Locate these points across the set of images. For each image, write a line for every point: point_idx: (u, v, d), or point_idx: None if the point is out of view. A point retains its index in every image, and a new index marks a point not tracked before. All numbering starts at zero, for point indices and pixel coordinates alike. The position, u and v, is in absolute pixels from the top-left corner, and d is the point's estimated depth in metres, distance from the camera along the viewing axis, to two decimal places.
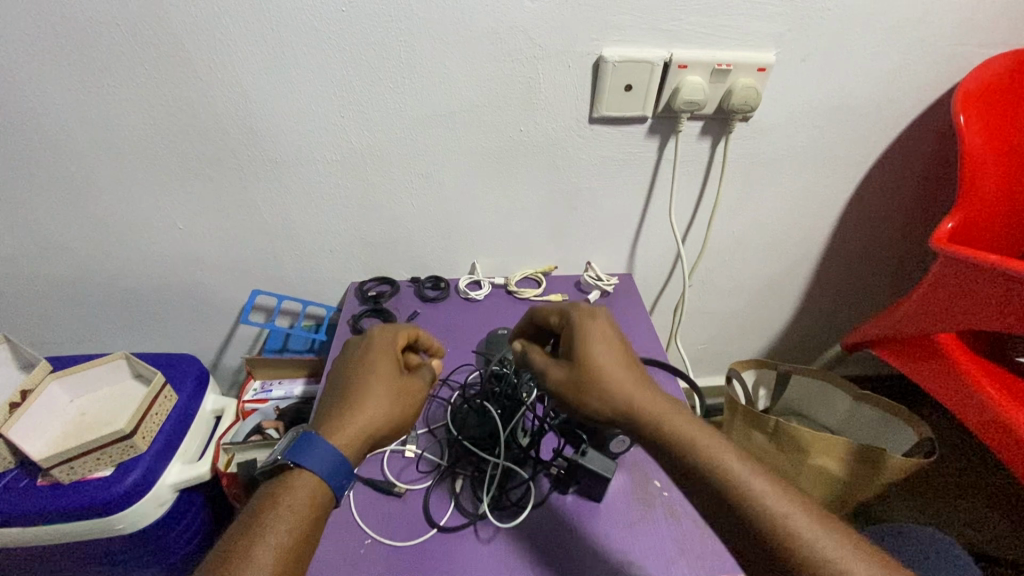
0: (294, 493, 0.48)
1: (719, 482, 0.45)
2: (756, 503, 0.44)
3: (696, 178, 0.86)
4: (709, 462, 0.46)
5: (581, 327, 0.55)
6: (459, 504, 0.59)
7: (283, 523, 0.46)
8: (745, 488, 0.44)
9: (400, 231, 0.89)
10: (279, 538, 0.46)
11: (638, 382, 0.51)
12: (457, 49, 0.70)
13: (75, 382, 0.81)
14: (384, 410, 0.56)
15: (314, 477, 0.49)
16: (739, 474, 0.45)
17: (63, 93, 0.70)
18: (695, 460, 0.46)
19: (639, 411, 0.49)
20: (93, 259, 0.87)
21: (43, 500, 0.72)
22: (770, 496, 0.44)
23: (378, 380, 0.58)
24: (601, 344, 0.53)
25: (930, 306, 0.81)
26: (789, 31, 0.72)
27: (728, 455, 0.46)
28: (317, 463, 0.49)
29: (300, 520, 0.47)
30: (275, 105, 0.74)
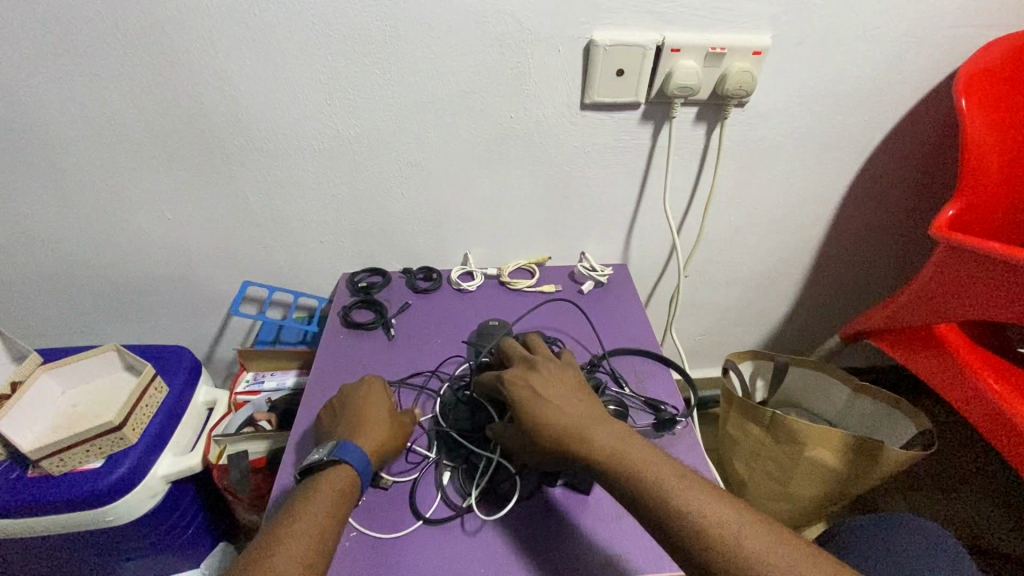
0: (339, 479, 0.53)
1: (663, 527, 0.46)
2: (699, 545, 0.44)
3: (691, 165, 0.85)
4: (653, 507, 0.46)
5: (517, 389, 0.57)
6: (446, 496, 0.58)
7: (332, 499, 0.51)
8: (688, 529, 0.45)
9: (390, 221, 0.88)
10: (329, 509, 0.50)
11: (586, 424, 0.53)
12: (444, 33, 0.69)
13: (65, 374, 0.80)
14: (396, 442, 0.60)
15: (354, 471, 0.54)
16: (681, 515, 0.45)
17: (45, 82, 0.69)
18: (640, 504, 0.47)
19: (581, 445, 0.51)
20: (82, 251, 0.87)
21: (33, 491, 0.72)
22: (714, 536, 0.44)
23: (385, 414, 0.61)
24: (540, 399, 0.55)
25: (930, 296, 0.79)
26: (785, 13, 0.70)
27: (670, 497, 0.46)
28: (355, 460, 0.55)
29: (345, 499, 0.52)
30: (260, 92, 0.73)
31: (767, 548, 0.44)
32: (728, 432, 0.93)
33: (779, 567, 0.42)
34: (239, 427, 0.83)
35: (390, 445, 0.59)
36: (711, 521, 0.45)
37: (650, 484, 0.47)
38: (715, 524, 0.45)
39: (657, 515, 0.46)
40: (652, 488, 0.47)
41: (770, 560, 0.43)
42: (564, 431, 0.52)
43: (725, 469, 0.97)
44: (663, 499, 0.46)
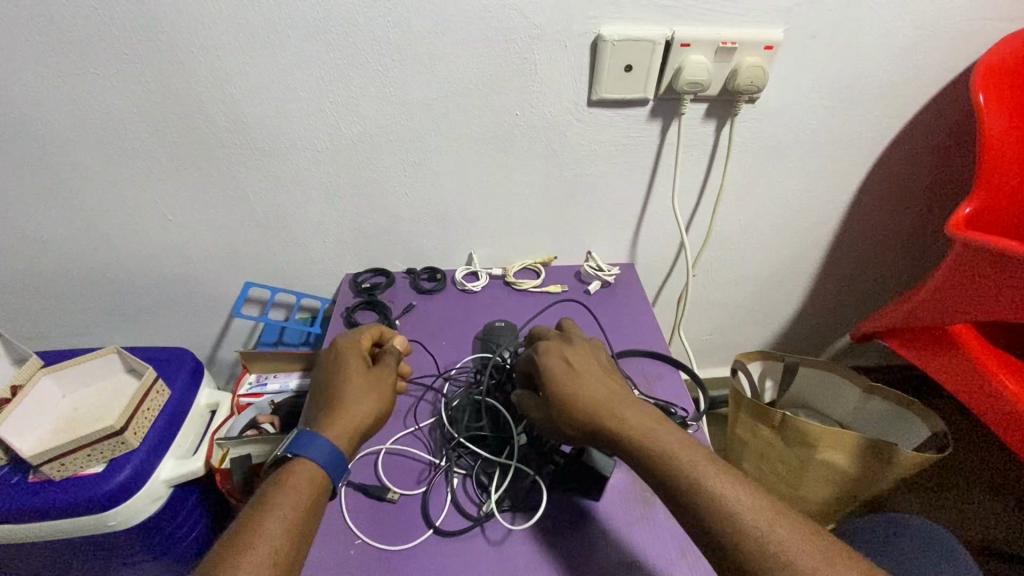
0: (297, 473, 0.49)
1: (693, 510, 0.44)
2: (732, 530, 0.43)
3: (700, 163, 0.83)
4: (682, 487, 0.45)
5: (548, 363, 0.56)
6: (457, 503, 0.57)
7: (288, 496, 0.48)
8: (721, 514, 0.43)
9: (394, 221, 0.86)
10: (284, 508, 0.47)
11: (614, 402, 0.52)
12: (448, 29, 0.67)
13: (66, 378, 0.80)
14: (366, 414, 0.56)
15: (313, 465, 0.50)
16: (713, 498, 0.44)
17: (41, 81, 0.68)
18: (669, 485, 0.46)
19: (608, 423, 0.50)
20: (82, 252, 0.86)
21: (35, 496, 0.71)
22: (747, 522, 0.43)
23: (355, 387, 0.57)
24: (570, 374, 0.54)
25: (945, 297, 0.78)
26: (797, 7, 0.68)
27: (703, 479, 0.45)
28: (313, 453, 0.50)
29: (306, 493, 0.48)
30: (260, 90, 0.71)
31: (803, 540, 0.42)
32: (737, 434, 0.91)
33: (813, 557, 0.41)
34: (242, 430, 0.82)
35: (359, 420, 0.55)
36: (745, 506, 0.43)
37: (681, 465, 0.46)
38: (748, 510, 0.43)
39: (687, 497, 0.45)
40: (682, 470, 0.46)
41: (805, 549, 0.41)
42: (592, 405, 0.51)
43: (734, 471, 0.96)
44: (695, 481, 0.45)
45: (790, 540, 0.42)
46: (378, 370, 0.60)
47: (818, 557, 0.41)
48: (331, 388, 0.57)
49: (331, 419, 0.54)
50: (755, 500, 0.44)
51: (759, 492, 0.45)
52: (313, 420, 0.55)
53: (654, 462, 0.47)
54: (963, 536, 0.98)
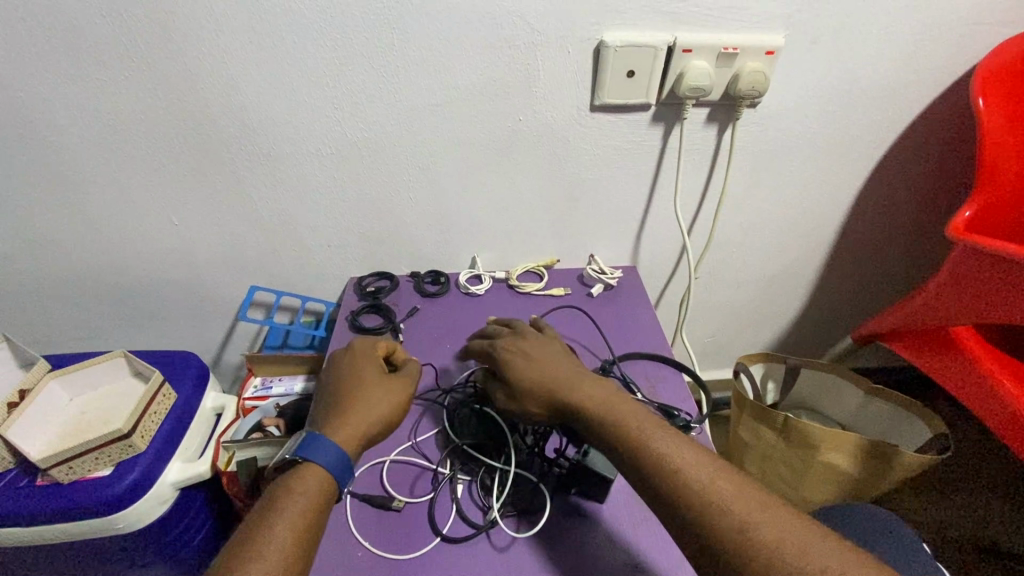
0: (303, 480, 0.49)
1: (643, 475, 0.48)
2: (678, 489, 0.46)
3: (702, 167, 0.84)
4: (630, 453, 0.50)
5: (506, 352, 0.61)
6: (464, 512, 0.57)
7: (293, 502, 0.48)
8: (668, 475, 0.47)
9: (397, 225, 0.87)
10: (290, 513, 0.47)
11: (569, 381, 0.56)
12: (453, 36, 0.68)
13: (73, 382, 0.80)
14: (372, 424, 0.56)
15: (322, 470, 0.50)
16: (659, 461, 0.48)
17: (50, 87, 0.68)
18: (622, 452, 0.50)
19: (562, 401, 0.55)
20: (89, 256, 0.87)
21: (42, 500, 0.72)
22: (688, 478, 0.46)
23: (368, 393, 0.58)
24: (529, 361, 0.59)
25: (946, 300, 0.78)
26: (797, 13, 0.69)
27: (648, 443, 0.49)
28: (323, 459, 0.51)
29: (312, 498, 0.49)
30: (266, 96, 0.72)
31: (739, 489, 0.46)
32: (739, 436, 0.92)
33: (752, 506, 0.44)
34: (247, 432, 0.82)
35: (368, 426, 0.55)
36: (686, 465, 0.47)
37: (631, 435, 0.50)
38: (689, 467, 0.47)
39: (637, 463, 0.49)
40: (632, 440, 0.50)
41: (745, 500, 0.45)
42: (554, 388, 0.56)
43: None
44: (643, 447, 0.49)
45: (731, 492, 0.45)
46: (389, 379, 0.61)
47: (753, 505, 0.44)
48: (344, 392, 0.58)
49: (341, 424, 0.54)
50: (699, 461, 0.48)
51: (702, 453, 0.49)
52: (320, 424, 0.55)
53: (609, 434, 0.51)
54: (965, 536, 0.99)
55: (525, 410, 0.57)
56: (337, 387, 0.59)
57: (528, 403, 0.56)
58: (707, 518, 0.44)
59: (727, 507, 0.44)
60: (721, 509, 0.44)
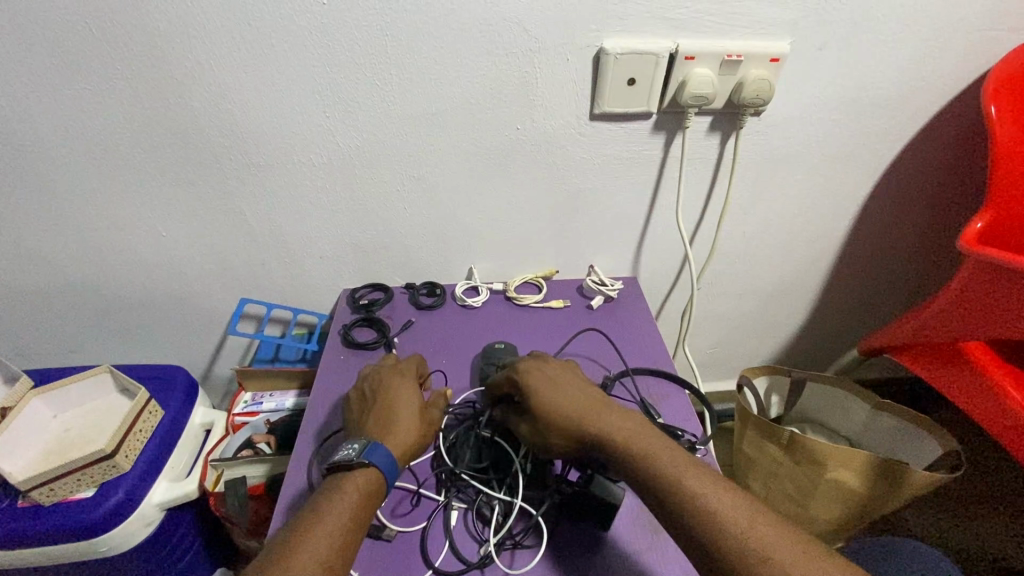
0: (364, 488, 0.51)
1: (678, 515, 0.46)
2: (714, 530, 0.44)
3: (705, 176, 0.82)
4: (665, 490, 0.47)
5: (528, 377, 0.58)
6: (457, 545, 0.54)
7: (354, 507, 0.50)
8: (704, 515, 0.45)
9: (392, 235, 0.85)
10: (352, 516, 0.49)
11: (598, 412, 0.54)
12: (448, 43, 0.66)
13: (57, 398, 0.78)
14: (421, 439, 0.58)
15: (380, 476, 0.53)
16: (695, 501, 0.46)
17: (31, 96, 0.66)
18: (657, 488, 0.48)
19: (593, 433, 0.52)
20: (75, 269, 0.84)
21: (22, 523, 0.69)
22: (726, 519, 0.44)
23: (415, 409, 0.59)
24: (553, 389, 0.56)
25: (956, 314, 0.76)
26: (803, 19, 0.67)
27: (682, 480, 0.47)
28: (385, 474, 0.53)
29: (369, 507, 0.51)
30: (256, 105, 0.69)
31: (778, 531, 0.44)
32: (743, 451, 0.90)
33: (792, 552, 0.42)
34: (236, 450, 0.79)
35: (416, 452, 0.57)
36: (724, 506, 0.45)
37: (665, 472, 0.48)
38: (727, 508, 0.45)
39: (672, 503, 0.47)
40: (666, 478, 0.48)
41: (783, 545, 0.43)
42: (581, 420, 0.53)
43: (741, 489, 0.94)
44: (679, 485, 0.47)
45: (771, 536, 0.43)
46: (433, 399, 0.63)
47: (794, 550, 0.43)
48: (400, 409, 0.59)
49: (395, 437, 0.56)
50: (736, 500, 0.46)
51: (739, 492, 0.47)
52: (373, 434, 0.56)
53: (641, 470, 0.49)
54: (975, 553, 0.97)
55: (550, 443, 0.54)
56: (390, 402, 0.60)
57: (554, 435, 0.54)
58: (746, 565, 0.42)
59: (767, 550, 0.42)
60: (760, 556, 0.42)
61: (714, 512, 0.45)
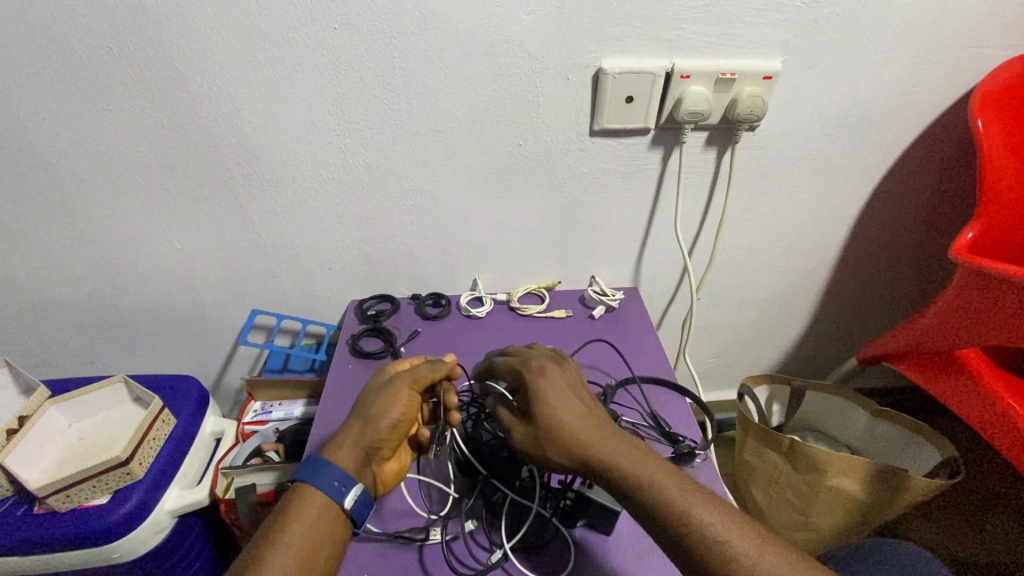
0: (313, 492, 0.50)
1: (682, 546, 0.46)
2: (720, 563, 0.44)
3: (703, 189, 0.84)
4: (671, 518, 0.46)
5: (540, 386, 0.55)
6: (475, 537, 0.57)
7: (300, 511, 0.49)
8: (708, 544, 0.45)
9: (398, 247, 0.87)
10: (290, 534, 0.47)
11: (602, 432, 0.52)
12: (453, 63, 0.69)
13: (73, 408, 0.80)
14: (365, 429, 0.55)
15: (312, 488, 0.51)
16: (703, 531, 0.45)
17: (55, 116, 0.69)
18: (663, 515, 0.47)
19: (595, 454, 0.51)
20: (90, 280, 0.87)
21: (39, 529, 0.71)
22: (734, 552, 0.45)
23: (366, 407, 0.57)
24: (561, 406, 0.53)
25: (948, 320, 0.78)
26: (795, 38, 0.69)
27: (693, 511, 0.46)
28: (319, 478, 0.51)
29: (313, 519, 0.49)
30: (269, 124, 0.73)
31: (782, 558, 0.45)
32: (746, 459, 0.91)
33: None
34: (246, 458, 0.81)
35: (369, 428, 0.55)
36: (732, 534, 0.45)
37: (675, 500, 0.47)
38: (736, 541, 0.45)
39: (678, 533, 0.46)
40: (674, 508, 0.47)
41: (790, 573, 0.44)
42: (589, 440, 0.51)
43: (743, 497, 0.95)
44: (689, 515, 0.46)
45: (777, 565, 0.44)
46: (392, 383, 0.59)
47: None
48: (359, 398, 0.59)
49: (336, 441, 0.55)
50: (743, 529, 0.46)
51: (744, 518, 0.47)
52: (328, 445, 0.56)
53: (650, 496, 0.48)
54: (979, 560, 0.97)
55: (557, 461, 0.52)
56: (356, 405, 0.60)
57: (564, 453, 0.52)
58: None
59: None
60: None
61: (721, 544, 0.45)
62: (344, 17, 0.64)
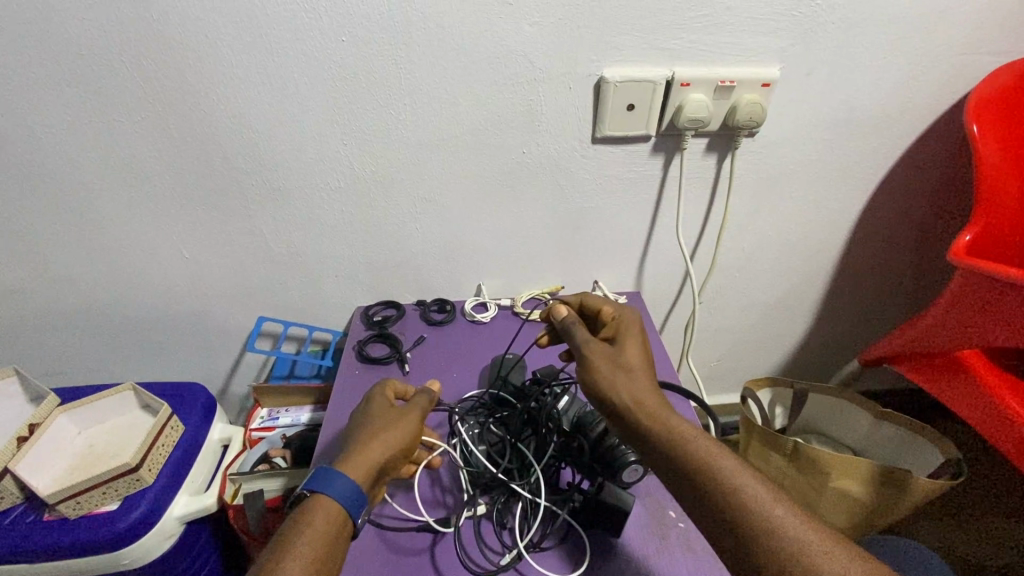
0: (331, 505, 0.50)
1: (722, 505, 0.44)
2: (760, 524, 0.42)
3: (703, 195, 0.85)
4: (716, 468, 0.46)
5: (634, 333, 0.57)
6: (486, 537, 0.58)
7: (313, 530, 0.47)
8: (748, 510, 0.43)
9: (404, 254, 0.88)
10: (306, 547, 0.46)
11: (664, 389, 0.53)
12: (457, 74, 0.70)
13: (83, 415, 0.81)
14: (382, 449, 0.55)
15: (330, 500, 0.50)
16: (747, 488, 0.44)
17: (67, 127, 0.71)
18: (709, 465, 0.46)
19: (659, 397, 0.51)
20: (100, 289, 0.88)
21: (49, 535, 0.72)
22: (777, 513, 0.43)
23: (378, 428, 0.57)
24: (645, 356, 0.55)
25: (949, 321, 0.78)
26: (792, 46, 0.71)
27: (739, 471, 0.45)
28: (336, 490, 0.50)
29: (328, 534, 0.48)
30: (277, 134, 0.74)
31: (828, 540, 0.42)
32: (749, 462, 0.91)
33: (839, 558, 0.41)
34: (253, 464, 0.82)
35: (385, 448, 0.55)
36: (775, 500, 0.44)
37: (725, 458, 0.46)
38: (782, 510, 0.43)
39: (722, 490, 0.44)
40: (722, 466, 0.46)
41: (832, 550, 0.41)
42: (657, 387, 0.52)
43: None
44: (739, 476, 0.45)
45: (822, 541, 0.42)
46: (399, 411, 0.60)
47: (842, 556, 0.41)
48: (361, 421, 0.59)
49: (350, 455, 0.54)
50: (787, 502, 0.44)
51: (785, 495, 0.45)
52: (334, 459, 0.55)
53: (702, 449, 0.47)
54: (987, 563, 0.97)
55: (622, 388, 0.51)
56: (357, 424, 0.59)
57: (630, 385, 0.52)
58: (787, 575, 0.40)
59: (816, 564, 0.40)
60: (812, 554, 0.41)
61: (763, 506, 0.43)
62: (352, 29, 0.66)
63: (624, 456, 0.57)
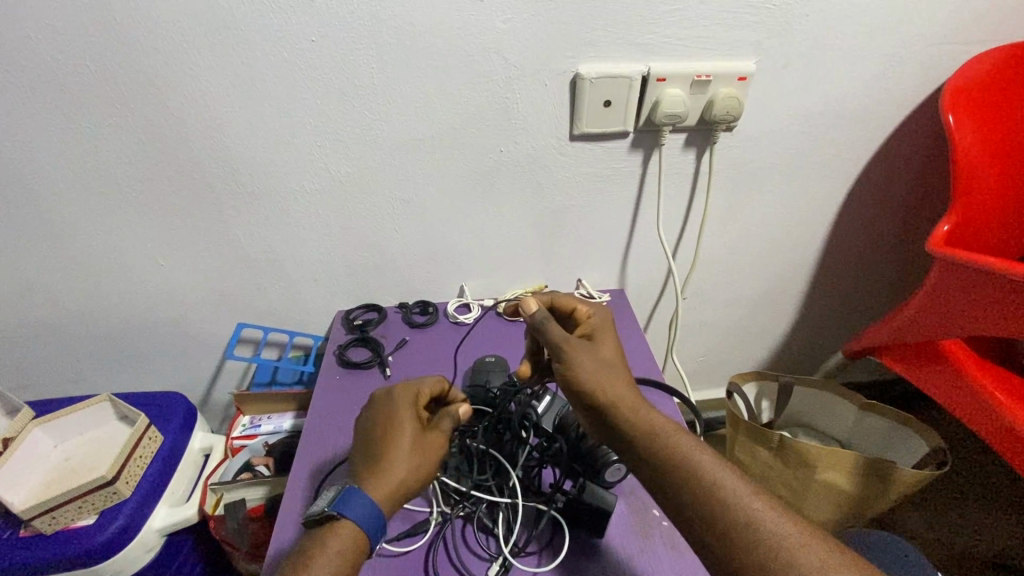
0: (359, 537, 0.48)
1: (701, 500, 0.43)
2: (734, 517, 0.42)
3: (684, 190, 0.85)
4: (693, 464, 0.45)
5: (609, 332, 0.57)
6: (473, 542, 0.57)
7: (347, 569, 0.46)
8: (723, 502, 0.43)
9: (384, 256, 0.87)
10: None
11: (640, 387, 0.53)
12: (431, 73, 0.70)
13: (58, 428, 0.79)
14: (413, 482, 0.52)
15: (357, 529, 0.48)
16: (723, 484, 0.44)
17: (32, 134, 0.69)
18: (686, 462, 0.45)
19: (637, 394, 0.51)
20: (73, 299, 0.86)
21: (24, 552, 0.70)
22: (754, 506, 0.42)
23: (411, 455, 0.53)
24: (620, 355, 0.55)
25: (930, 310, 0.79)
26: (768, 39, 0.71)
27: (716, 467, 0.45)
28: (367, 524, 0.48)
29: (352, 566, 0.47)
30: (249, 137, 0.73)
31: (803, 530, 0.42)
32: (735, 457, 0.91)
33: (815, 549, 0.40)
34: (235, 473, 0.81)
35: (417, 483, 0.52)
36: (751, 494, 0.43)
37: (699, 454, 0.46)
38: (757, 503, 0.43)
39: (703, 486, 0.44)
40: (703, 461, 0.45)
41: (808, 541, 0.41)
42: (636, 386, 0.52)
43: None
44: (715, 470, 0.45)
45: (798, 532, 0.41)
46: (432, 438, 0.55)
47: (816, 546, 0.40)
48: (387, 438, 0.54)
49: (379, 481, 0.51)
50: (761, 494, 0.44)
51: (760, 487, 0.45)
52: (356, 475, 0.52)
53: (681, 443, 0.47)
54: (970, 549, 0.98)
55: (604, 382, 0.51)
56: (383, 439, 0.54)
57: (610, 380, 0.51)
58: (769, 570, 0.40)
59: (794, 558, 0.40)
60: (789, 546, 0.40)
61: (738, 500, 0.43)
62: (322, 30, 0.65)
63: (606, 454, 0.58)
